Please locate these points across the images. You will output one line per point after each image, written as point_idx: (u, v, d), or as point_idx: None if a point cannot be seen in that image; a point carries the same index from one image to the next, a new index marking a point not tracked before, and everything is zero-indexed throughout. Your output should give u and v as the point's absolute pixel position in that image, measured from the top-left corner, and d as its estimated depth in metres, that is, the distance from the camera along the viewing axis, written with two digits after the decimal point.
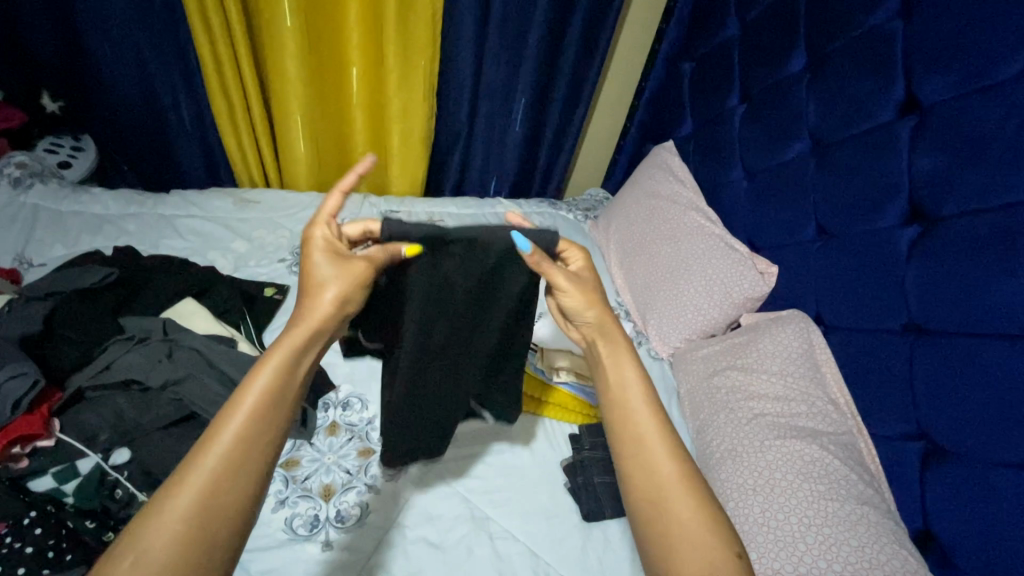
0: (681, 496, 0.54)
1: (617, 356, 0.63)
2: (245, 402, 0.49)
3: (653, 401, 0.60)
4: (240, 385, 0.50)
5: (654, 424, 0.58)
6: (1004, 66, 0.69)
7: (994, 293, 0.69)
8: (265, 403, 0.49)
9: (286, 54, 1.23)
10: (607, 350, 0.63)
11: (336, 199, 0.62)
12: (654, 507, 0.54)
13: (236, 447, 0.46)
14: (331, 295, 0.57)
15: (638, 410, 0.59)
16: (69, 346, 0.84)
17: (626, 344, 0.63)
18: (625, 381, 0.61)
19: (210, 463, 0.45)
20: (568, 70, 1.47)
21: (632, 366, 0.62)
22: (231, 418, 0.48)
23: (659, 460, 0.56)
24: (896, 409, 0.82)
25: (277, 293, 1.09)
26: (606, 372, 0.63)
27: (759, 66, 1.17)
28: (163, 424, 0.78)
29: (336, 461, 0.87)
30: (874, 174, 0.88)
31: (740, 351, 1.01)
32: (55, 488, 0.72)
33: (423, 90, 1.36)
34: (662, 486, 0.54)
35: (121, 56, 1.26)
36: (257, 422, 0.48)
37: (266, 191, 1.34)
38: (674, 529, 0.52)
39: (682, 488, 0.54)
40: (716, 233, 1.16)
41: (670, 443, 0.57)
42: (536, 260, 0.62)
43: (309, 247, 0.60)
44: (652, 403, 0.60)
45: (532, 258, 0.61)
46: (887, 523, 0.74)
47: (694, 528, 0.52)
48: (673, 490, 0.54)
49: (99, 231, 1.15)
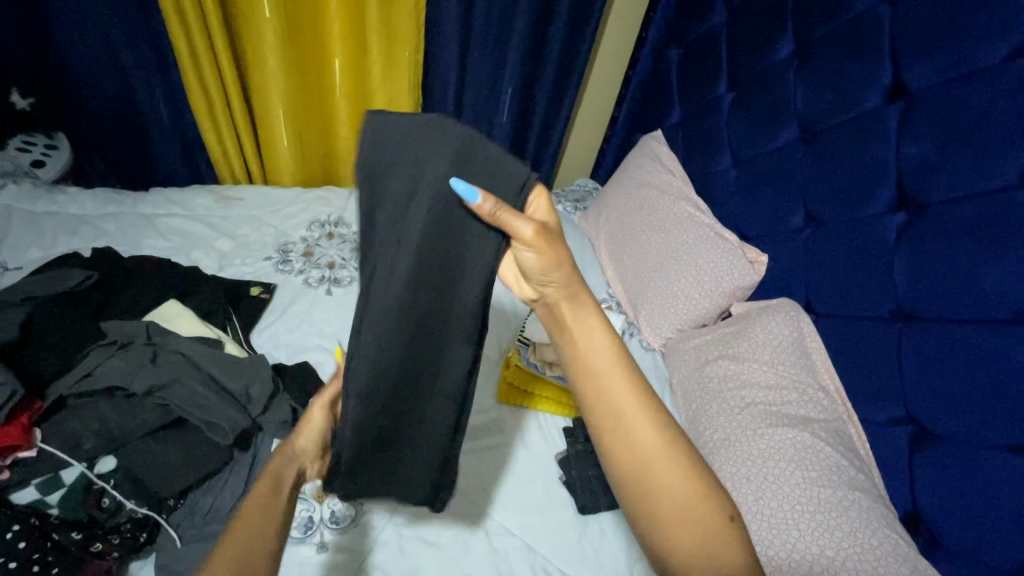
0: (668, 470, 0.53)
1: (579, 316, 0.56)
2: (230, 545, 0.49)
3: (627, 366, 0.55)
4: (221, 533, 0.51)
5: (630, 395, 0.54)
6: (993, 49, 0.69)
7: (980, 278, 0.69)
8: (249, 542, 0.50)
9: (266, 47, 1.21)
10: (572, 312, 0.56)
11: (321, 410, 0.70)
12: (640, 482, 0.53)
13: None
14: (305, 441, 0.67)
15: (613, 381, 0.54)
16: (51, 352, 0.82)
17: (591, 301, 0.56)
18: (596, 349, 0.55)
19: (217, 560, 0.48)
20: (555, 58, 1.44)
21: (599, 330, 0.56)
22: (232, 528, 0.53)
23: (645, 435, 0.53)
24: (884, 394, 0.83)
25: (263, 292, 1.08)
26: (573, 339, 0.56)
27: (746, 53, 1.17)
28: (151, 430, 0.76)
29: None
30: (863, 161, 0.88)
31: (731, 340, 1.01)
32: (39, 500, 0.69)
33: (407, 80, 1.34)
34: (649, 459, 0.53)
35: (92, 48, 1.22)
36: (236, 553, 0.49)
37: (249, 187, 1.31)
38: (665, 503, 0.52)
39: (670, 457, 0.53)
40: (706, 223, 1.15)
41: (651, 413, 0.54)
42: (492, 211, 0.48)
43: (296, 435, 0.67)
44: (626, 369, 0.55)
45: (485, 208, 0.48)
46: (878, 507, 0.75)
47: (687, 499, 0.52)
48: (658, 463, 0.53)
49: (77, 232, 1.12)
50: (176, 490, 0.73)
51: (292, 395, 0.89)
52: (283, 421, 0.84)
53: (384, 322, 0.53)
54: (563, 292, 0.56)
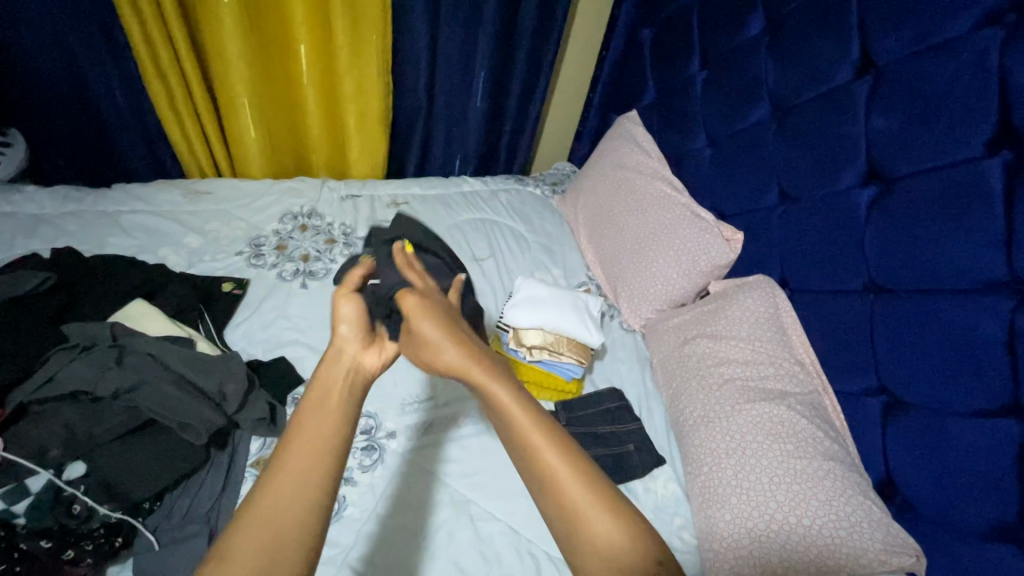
0: (599, 517, 0.47)
1: (491, 383, 0.55)
2: (279, 489, 0.46)
3: (544, 424, 0.52)
4: (282, 449, 0.49)
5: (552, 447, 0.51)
6: (958, 22, 0.70)
7: (947, 248, 0.70)
8: (308, 479, 0.47)
9: (226, 33, 1.16)
10: (483, 376, 0.56)
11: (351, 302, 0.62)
12: (579, 536, 0.47)
13: (270, 529, 0.44)
14: (371, 358, 0.60)
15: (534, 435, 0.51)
16: (4, 360, 0.77)
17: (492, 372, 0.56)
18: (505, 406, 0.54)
19: (281, 485, 0.46)
20: (528, 39, 1.42)
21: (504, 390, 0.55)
22: (288, 454, 0.48)
23: (565, 483, 0.49)
24: (857, 367, 0.84)
25: (236, 288, 1.06)
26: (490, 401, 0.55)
27: (717, 30, 1.16)
28: (120, 433, 0.75)
29: None
30: (833, 137, 0.88)
31: (709, 318, 1.01)
32: (5, 509, 0.66)
33: (377, 66, 1.30)
34: (579, 505, 0.48)
35: (43, 38, 1.16)
36: (290, 491, 0.46)
37: (216, 179, 1.27)
38: (588, 555, 0.46)
39: (591, 499, 0.48)
40: (682, 203, 1.15)
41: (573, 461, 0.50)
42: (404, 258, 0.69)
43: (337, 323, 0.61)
44: (542, 422, 0.52)
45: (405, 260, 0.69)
46: (852, 476, 0.77)
47: (618, 546, 0.46)
48: (596, 515, 0.47)
49: (35, 232, 1.07)
50: (152, 494, 0.72)
51: (270, 392, 0.88)
52: (260, 418, 0.83)
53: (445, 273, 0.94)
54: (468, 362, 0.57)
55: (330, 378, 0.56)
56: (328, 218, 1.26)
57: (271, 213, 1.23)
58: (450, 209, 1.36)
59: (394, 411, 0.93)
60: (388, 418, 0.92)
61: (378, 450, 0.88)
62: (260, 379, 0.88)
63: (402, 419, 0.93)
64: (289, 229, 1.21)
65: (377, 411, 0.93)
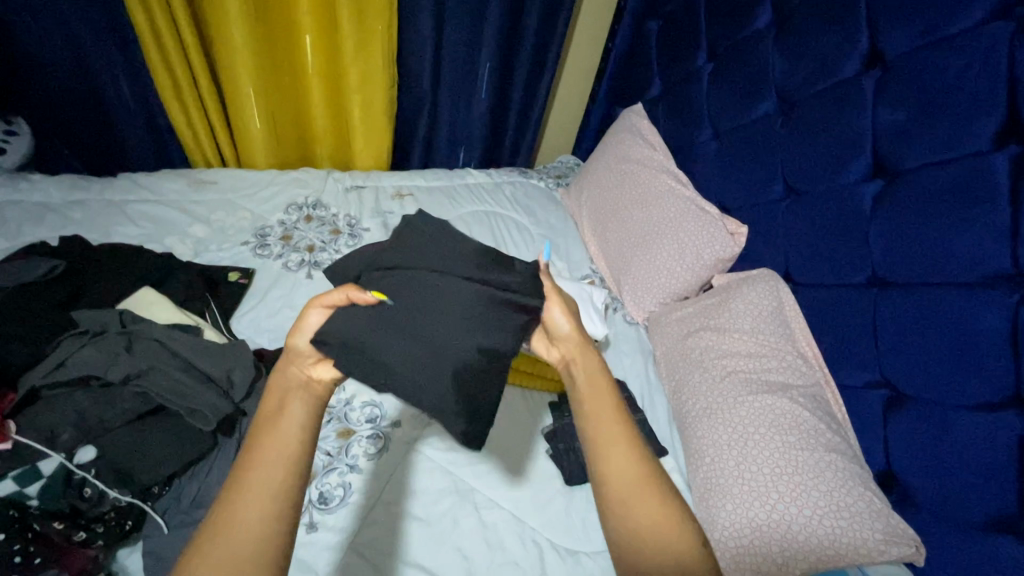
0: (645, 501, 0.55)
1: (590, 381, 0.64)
2: (244, 502, 0.47)
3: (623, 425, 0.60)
4: (245, 457, 0.51)
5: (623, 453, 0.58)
6: (967, 15, 0.70)
7: (952, 242, 0.71)
8: (271, 491, 0.48)
9: (232, 23, 1.16)
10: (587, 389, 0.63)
11: (315, 316, 0.59)
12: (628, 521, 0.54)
13: (241, 542, 0.45)
14: (322, 371, 0.58)
15: (615, 443, 0.58)
16: (13, 344, 0.78)
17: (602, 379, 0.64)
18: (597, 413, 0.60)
19: (252, 492, 0.48)
20: (533, 31, 1.41)
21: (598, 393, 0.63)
22: (254, 464, 0.50)
23: (626, 476, 0.56)
24: (859, 359, 0.85)
25: (242, 277, 1.07)
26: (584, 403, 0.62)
27: (724, 23, 1.16)
28: (129, 418, 0.76)
29: (333, 460, 0.85)
30: (839, 131, 0.88)
31: (712, 311, 1.02)
32: (17, 492, 0.66)
33: (382, 57, 1.30)
34: (632, 490, 0.56)
35: (49, 26, 1.17)
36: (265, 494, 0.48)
37: (221, 169, 1.27)
38: (638, 531, 0.53)
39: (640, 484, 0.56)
40: (687, 196, 1.15)
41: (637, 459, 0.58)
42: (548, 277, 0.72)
43: (299, 328, 0.59)
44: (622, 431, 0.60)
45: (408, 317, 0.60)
46: (855, 468, 0.77)
47: (663, 532, 0.54)
48: (641, 505, 0.55)
49: (43, 221, 1.07)
50: (160, 479, 0.73)
51: None
52: None
53: (430, 335, 0.59)
54: (577, 352, 0.67)
55: (284, 387, 0.56)
56: (333, 209, 1.26)
57: (276, 204, 1.24)
58: (453, 202, 1.36)
59: (398, 399, 0.93)
60: (393, 407, 0.93)
61: (382, 438, 0.88)
62: (265, 368, 0.89)
63: (407, 408, 0.93)
64: (291, 221, 1.21)
65: (380, 400, 0.93)
